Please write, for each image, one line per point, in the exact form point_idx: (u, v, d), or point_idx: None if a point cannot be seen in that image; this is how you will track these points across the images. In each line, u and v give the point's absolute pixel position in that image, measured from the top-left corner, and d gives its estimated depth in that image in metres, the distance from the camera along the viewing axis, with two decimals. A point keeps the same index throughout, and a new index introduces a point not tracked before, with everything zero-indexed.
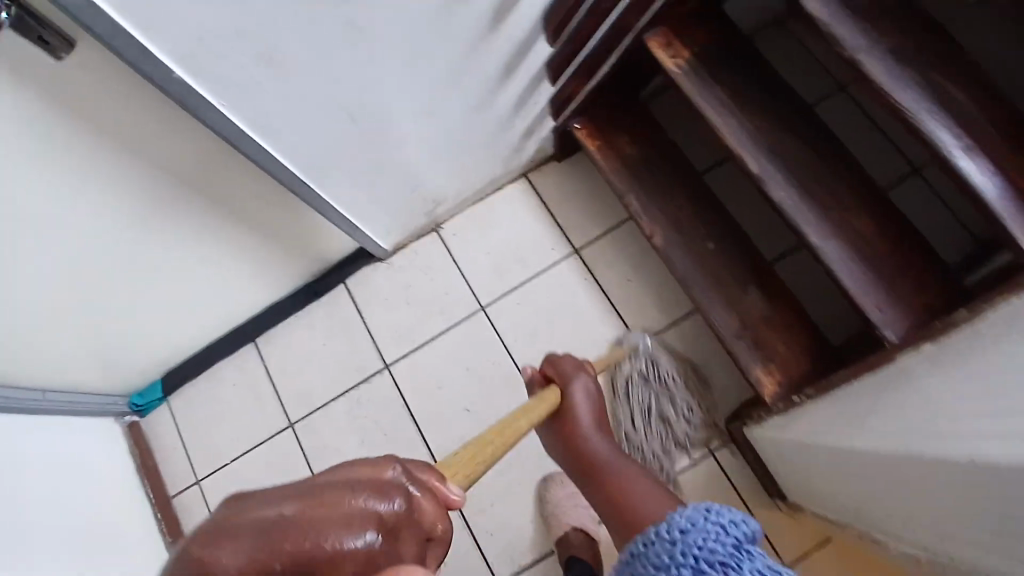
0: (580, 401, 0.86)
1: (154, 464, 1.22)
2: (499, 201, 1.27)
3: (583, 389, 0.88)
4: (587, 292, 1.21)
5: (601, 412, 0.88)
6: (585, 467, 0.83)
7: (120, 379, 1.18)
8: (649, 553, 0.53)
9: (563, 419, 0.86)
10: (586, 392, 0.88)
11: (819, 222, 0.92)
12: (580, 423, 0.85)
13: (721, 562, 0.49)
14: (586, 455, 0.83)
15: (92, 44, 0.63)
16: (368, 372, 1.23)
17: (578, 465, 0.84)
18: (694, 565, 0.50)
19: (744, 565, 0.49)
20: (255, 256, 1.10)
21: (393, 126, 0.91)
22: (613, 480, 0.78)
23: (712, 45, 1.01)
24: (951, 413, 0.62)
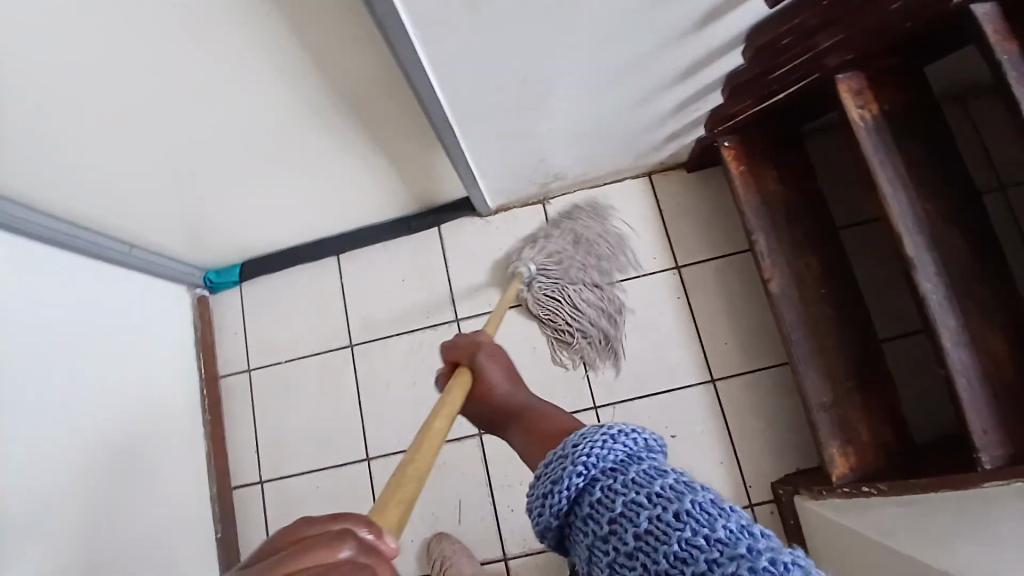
0: (489, 382, 0.76)
1: (212, 342, 1.26)
2: (616, 192, 1.22)
3: (493, 359, 0.78)
4: (676, 310, 1.17)
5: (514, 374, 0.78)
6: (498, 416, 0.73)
7: (205, 255, 1.20)
8: (543, 482, 0.50)
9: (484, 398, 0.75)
10: (500, 362, 0.78)
11: (956, 328, 0.87)
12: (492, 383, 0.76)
13: (610, 470, 0.48)
14: (493, 405, 0.74)
15: None
16: (436, 320, 1.21)
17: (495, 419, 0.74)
18: (587, 474, 0.48)
19: (630, 472, 0.47)
20: (366, 182, 1.08)
21: (555, 92, 0.87)
22: (536, 416, 0.68)
23: (905, 106, 0.94)
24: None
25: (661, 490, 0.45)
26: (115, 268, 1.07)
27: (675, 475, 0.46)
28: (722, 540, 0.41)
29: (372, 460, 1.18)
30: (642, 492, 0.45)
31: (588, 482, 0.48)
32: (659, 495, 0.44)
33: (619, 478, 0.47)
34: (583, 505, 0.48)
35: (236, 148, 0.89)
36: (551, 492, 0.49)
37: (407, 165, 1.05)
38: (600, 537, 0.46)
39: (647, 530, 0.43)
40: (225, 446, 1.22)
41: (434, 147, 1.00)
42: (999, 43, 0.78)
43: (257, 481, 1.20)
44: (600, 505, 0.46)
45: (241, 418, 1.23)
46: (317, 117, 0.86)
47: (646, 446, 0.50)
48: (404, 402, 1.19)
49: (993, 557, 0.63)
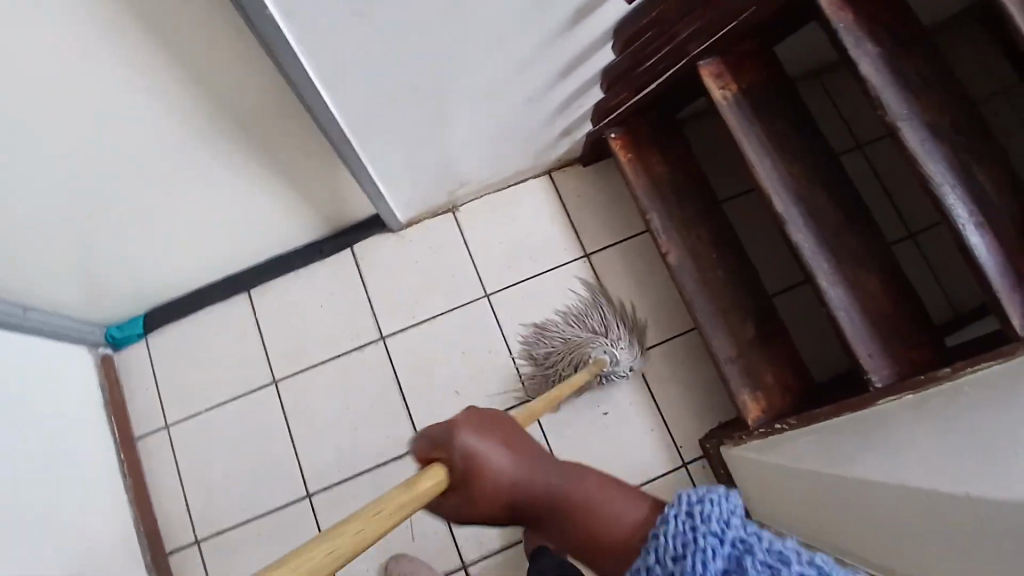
0: (502, 475, 0.63)
1: (122, 401, 1.18)
2: (519, 192, 1.27)
3: (480, 440, 0.64)
4: (592, 295, 1.23)
5: (513, 437, 0.66)
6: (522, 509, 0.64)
7: (104, 309, 1.13)
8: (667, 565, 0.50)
9: (489, 493, 0.63)
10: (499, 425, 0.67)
11: (829, 271, 0.99)
12: (497, 466, 0.63)
13: (741, 540, 0.50)
14: (504, 497, 0.63)
15: None
16: (362, 341, 1.21)
17: (510, 514, 0.65)
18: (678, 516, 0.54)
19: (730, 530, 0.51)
20: (273, 210, 1.07)
21: (449, 100, 0.92)
22: (581, 505, 0.62)
23: (759, 84, 1.06)
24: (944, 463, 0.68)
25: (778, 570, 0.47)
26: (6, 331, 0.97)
27: (789, 546, 0.49)
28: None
29: (314, 494, 1.14)
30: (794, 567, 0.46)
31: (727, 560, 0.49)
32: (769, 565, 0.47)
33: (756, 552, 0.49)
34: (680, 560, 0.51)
35: (126, 189, 0.86)
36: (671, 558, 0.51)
37: (311, 188, 1.05)
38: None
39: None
40: (151, 510, 1.14)
41: (336, 168, 1.01)
42: (837, 15, 0.94)
43: (191, 541, 1.13)
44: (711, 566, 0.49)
45: (165, 477, 1.16)
46: (212, 146, 0.85)
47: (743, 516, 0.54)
48: (340, 428, 1.17)
49: (906, 465, 0.73)
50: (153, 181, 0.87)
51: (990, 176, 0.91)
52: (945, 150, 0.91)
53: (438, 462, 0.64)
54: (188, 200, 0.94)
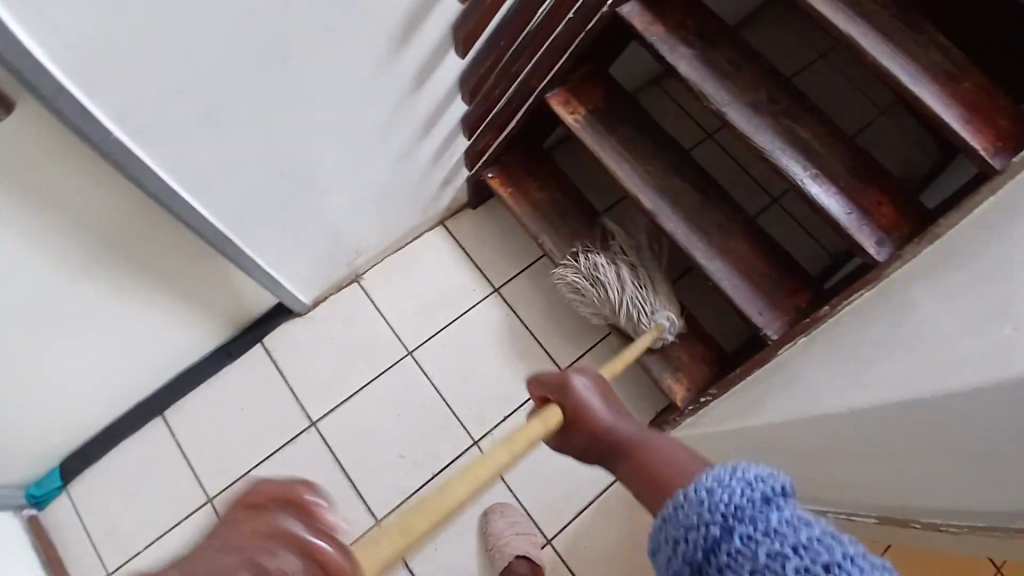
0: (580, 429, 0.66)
1: (58, 560, 1.12)
2: (417, 248, 1.32)
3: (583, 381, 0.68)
4: (509, 325, 1.28)
5: (608, 395, 0.69)
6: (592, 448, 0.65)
7: (19, 467, 1.08)
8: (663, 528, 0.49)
9: (580, 430, 0.66)
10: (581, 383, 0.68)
11: (707, 248, 1.08)
12: (592, 410, 0.65)
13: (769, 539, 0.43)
14: (587, 441, 0.66)
15: (36, 109, 0.62)
16: (296, 430, 1.20)
17: (599, 451, 0.65)
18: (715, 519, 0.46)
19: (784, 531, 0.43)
20: (177, 324, 1.08)
21: (320, 180, 0.97)
22: (654, 454, 0.58)
23: (602, 101, 1.17)
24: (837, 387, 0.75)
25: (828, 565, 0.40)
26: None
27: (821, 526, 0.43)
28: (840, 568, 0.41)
29: None
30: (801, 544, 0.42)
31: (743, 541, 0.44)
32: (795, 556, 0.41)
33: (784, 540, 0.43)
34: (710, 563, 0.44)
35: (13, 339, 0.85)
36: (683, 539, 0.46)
37: (209, 293, 1.07)
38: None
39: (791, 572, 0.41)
40: None
41: (228, 269, 1.03)
42: (649, 29, 1.06)
43: None
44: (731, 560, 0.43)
45: None
46: (94, 276, 0.87)
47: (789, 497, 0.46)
48: None
49: (808, 396, 0.80)
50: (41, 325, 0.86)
51: (813, 134, 1.03)
52: (769, 121, 1.03)
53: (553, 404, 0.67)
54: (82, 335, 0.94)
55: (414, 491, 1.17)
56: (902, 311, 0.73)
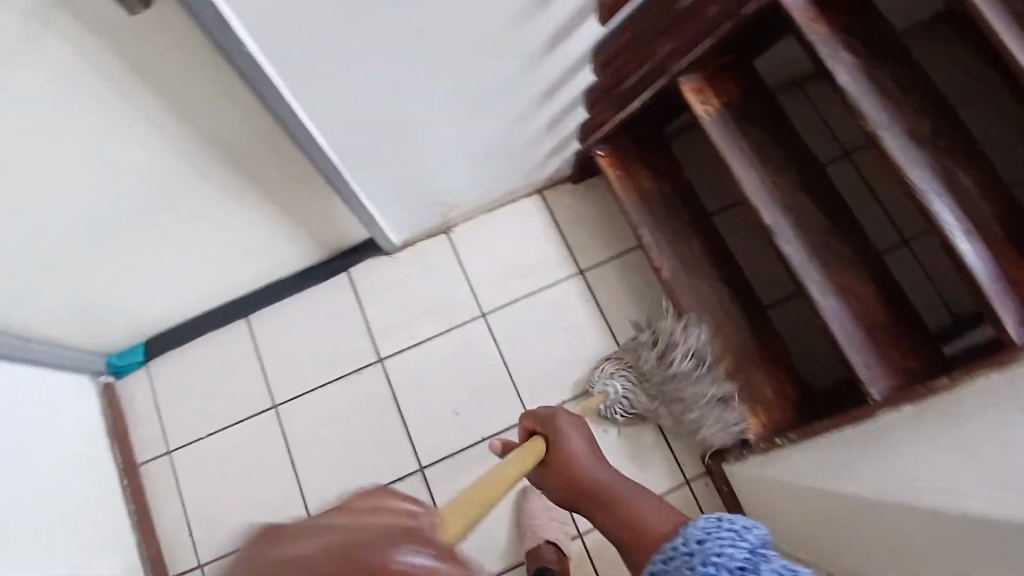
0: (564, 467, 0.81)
1: (125, 429, 1.19)
2: (511, 212, 1.28)
3: (573, 427, 0.85)
4: (588, 312, 1.23)
5: (595, 445, 0.84)
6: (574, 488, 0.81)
7: (105, 337, 1.15)
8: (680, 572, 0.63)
9: (557, 473, 0.82)
10: (570, 421, 0.86)
11: (822, 279, 0.98)
12: (573, 446, 0.83)
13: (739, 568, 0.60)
14: (568, 479, 0.81)
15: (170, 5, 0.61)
16: (359, 364, 1.22)
17: (573, 493, 0.81)
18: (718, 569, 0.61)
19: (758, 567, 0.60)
20: (267, 239, 1.09)
21: (437, 125, 0.94)
22: (625, 501, 0.76)
23: (741, 97, 1.07)
24: (951, 471, 0.67)
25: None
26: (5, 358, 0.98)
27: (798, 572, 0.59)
28: None
29: (316, 516, 1.15)
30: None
31: None
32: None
33: None
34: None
35: (118, 224, 0.88)
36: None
37: (304, 216, 1.07)
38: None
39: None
40: (155, 537, 1.15)
41: (326, 196, 1.03)
42: (811, 26, 0.94)
43: (195, 566, 1.14)
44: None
45: (169, 506, 1.17)
46: (201, 179, 0.88)
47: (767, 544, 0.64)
48: (341, 452, 1.17)
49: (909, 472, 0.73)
50: (144, 215, 0.89)
51: (974, 179, 0.90)
52: (927, 156, 0.91)
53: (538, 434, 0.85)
54: (181, 232, 0.96)
55: (459, 450, 1.17)
56: (1011, 415, 0.62)
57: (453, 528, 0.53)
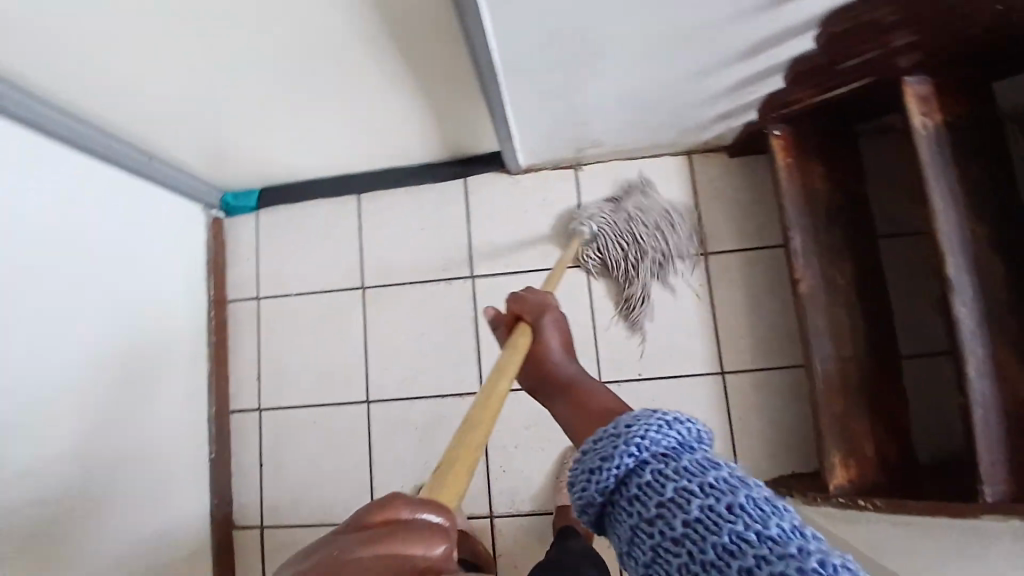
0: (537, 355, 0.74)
1: (223, 266, 1.24)
2: (652, 165, 1.17)
3: (553, 323, 0.77)
4: (695, 298, 1.13)
5: (567, 340, 0.77)
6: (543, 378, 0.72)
7: (225, 176, 1.17)
8: (589, 457, 0.53)
9: (533, 367, 0.74)
10: (554, 323, 0.77)
11: (984, 355, 0.85)
12: (548, 350, 0.74)
13: (661, 454, 0.50)
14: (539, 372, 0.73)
15: None
16: (451, 274, 1.19)
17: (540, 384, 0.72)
18: (638, 456, 0.50)
19: (683, 459, 0.49)
20: (399, 125, 1.04)
21: (615, 57, 0.83)
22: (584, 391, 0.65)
23: (972, 119, 0.89)
24: None
25: (714, 481, 0.47)
26: (118, 170, 1.02)
27: (730, 471, 0.48)
28: (772, 538, 0.43)
29: (372, 403, 1.18)
30: (696, 480, 0.47)
31: (641, 463, 0.50)
32: (704, 493, 0.46)
33: (673, 464, 0.49)
34: (630, 485, 0.50)
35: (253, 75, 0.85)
36: (597, 469, 0.51)
37: (443, 112, 1.01)
38: (646, 524, 0.47)
39: (697, 519, 0.45)
40: (228, 371, 1.22)
41: (473, 93, 0.95)
42: None
43: (256, 409, 1.21)
44: (649, 489, 0.48)
45: (245, 346, 1.23)
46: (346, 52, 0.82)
47: (699, 441, 0.53)
48: (410, 352, 1.18)
49: None
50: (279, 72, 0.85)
51: None
52: None
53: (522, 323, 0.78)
54: (312, 98, 0.92)
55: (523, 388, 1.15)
56: None
57: (447, 496, 0.53)
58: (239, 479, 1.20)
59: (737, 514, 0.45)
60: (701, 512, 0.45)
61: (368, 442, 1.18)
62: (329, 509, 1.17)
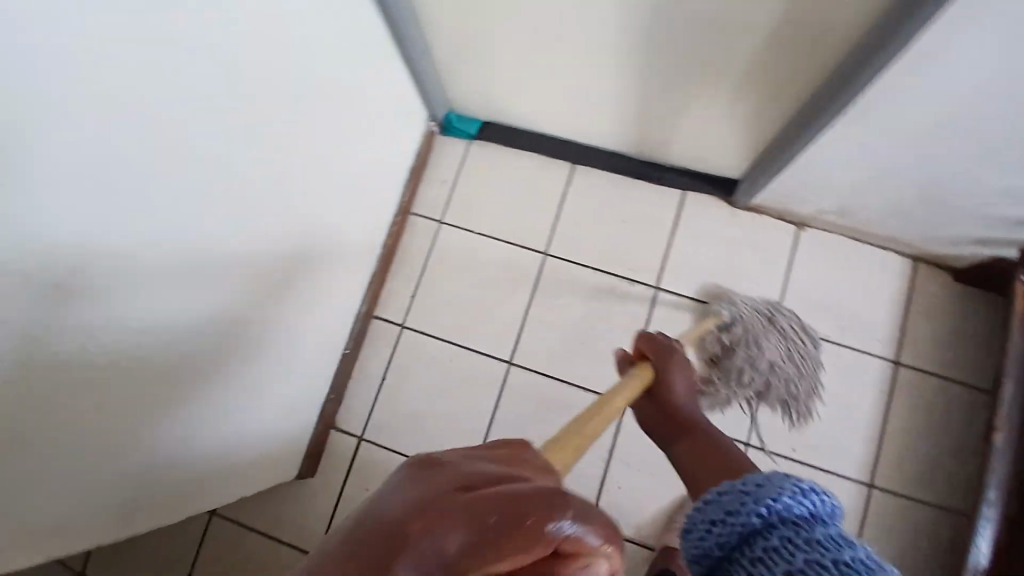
0: (675, 391, 0.79)
1: (421, 178, 1.23)
2: (873, 256, 1.14)
3: (683, 374, 0.80)
4: (873, 399, 1.11)
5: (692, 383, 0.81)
6: (674, 420, 0.77)
7: (468, 95, 1.16)
8: (714, 506, 0.52)
9: (658, 400, 0.80)
10: (680, 365, 0.81)
11: None
12: (674, 393, 0.79)
13: (793, 522, 0.48)
14: (669, 416, 0.79)
15: None
16: (638, 277, 1.15)
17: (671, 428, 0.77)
18: (765, 518, 0.49)
19: (816, 533, 0.47)
20: (673, 116, 1.02)
21: (963, 135, 0.80)
22: (705, 444, 0.71)
23: None
24: None
25: (842, 560, 0.44)
26: (396, 44, 1.01)
27: (849, 538, 0.46)
28: None
29: (512, 366, 1.16)
30: (830, 556, 0.44)
31: (767, 526, 0.48)
32: (825, 565, 0.44)
33: (802, 534, 0.47)
34: (755, 547, 0.48)
35: (613, 9, 0.83)
36: (718, 521, 0.51)
37: (726, 123, 0.99)
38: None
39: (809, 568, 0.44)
40: (386, 277, 1.21)
41: (790, 118, 0.93)
42: None
43: (397, 324, 1.20)
44: (777, 556, 0.46)
45: (411, 262, 1.21)
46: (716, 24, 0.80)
47: (831, 514, 0.50)
48: (572, 334, 1.15)
49: None
50: (636, 16, 0.83)
51: None
52: None
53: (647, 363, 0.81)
54: (638, 58, 0.91)
55: None
56: None
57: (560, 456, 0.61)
58: (357, 383, 1.18)
59: None
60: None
61: (496, 401, 1.15)
62: (432, 449, 1.14)
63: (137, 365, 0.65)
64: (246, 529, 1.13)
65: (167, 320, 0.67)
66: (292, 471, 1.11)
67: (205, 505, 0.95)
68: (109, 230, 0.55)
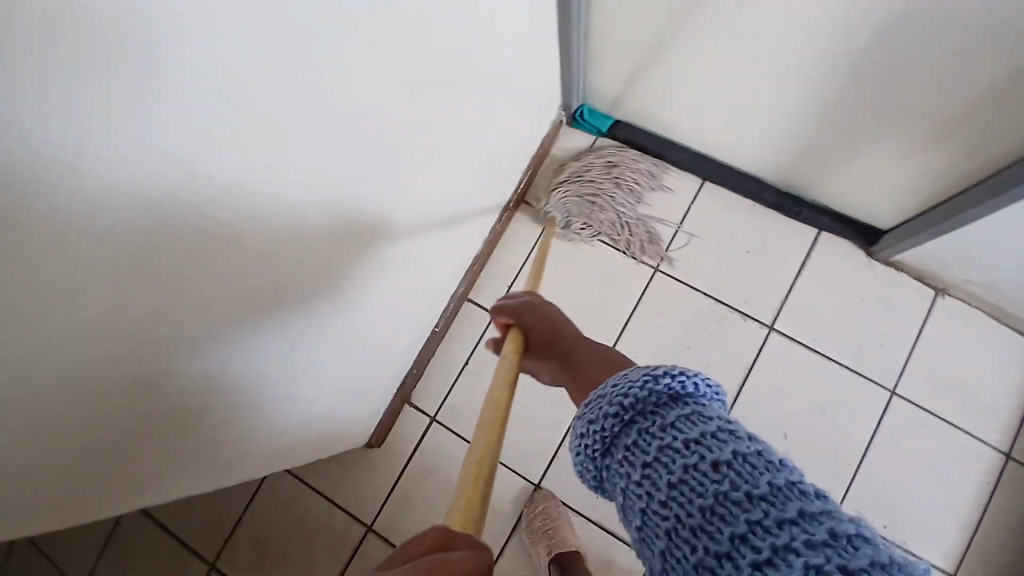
0: (537, 325, 0.71)
1: (540, 167, 1.18)
2: (1011, 340, 1.04)
3: (536, 308, 0.74)
4: (973, 488, 1.00)
5: (536, 307, 0.74)
6: (547, 345, 0.69)
7: (610, 92, 1.10)
8: (581, 419, 0.45)
9: (537, 359, 0.71)
10: (529, 314, 0.73)
11: None
12: (539, 327, 0.71)
13: (649, 411, 0.42)
14: (541, 347, 0.70)
15: None
16: (751, 311, 1.09)
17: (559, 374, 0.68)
18: (620, 411, 0.43)
19: (670, 416, 0.41)
20: (840, 150, 0.95)
21: None
22: (585, 359, 0.64)
23: None
24: None
25: (704, 435, 0.39)
26: (559, 31, 0.95)
27: (718, 420, 0.41)
28: (784, 526, 0.34)
29: None
30: (682, 439, 0.40)
31: (625, 419, 0.43)
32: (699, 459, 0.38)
33: (656, 422, 0.41)
34: (617, 447, 0.42)
35: (819, 26, 0.76)
36: (582, 433, 0.44)
37: (900, 168, 0.92)
38: (635, 493, 0.40)
39: (682, 477, 0.38)
40: (486, 262, 1.17)
41: (981, 183, 0.86)
42: None
43: (490, 312, 1.16)
44: (636, 452, 0.41)
45: (515, 251, 1.17)
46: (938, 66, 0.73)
47: (701, 394, 0.43)
48: (665, 356, 1.09)
49: None
50: (846, 41, 0.77)
51: None
52: None
53: (514, 328, 0.72)
54: (825, 82, 0.84)
55: None
56: None
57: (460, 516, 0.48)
58: (439, 364, 1.16)
59: (728, 474, 0.37)
60: (741, 540, 0.35)
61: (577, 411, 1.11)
62: None
63: (245, 313, 0.62)
64: (308, 488, 1.12)
65: (274, 276, 0.64)
66: (360, 440, 1.09)
67: (259, 470, 0.93)
68: (249, 185, 0.52)
